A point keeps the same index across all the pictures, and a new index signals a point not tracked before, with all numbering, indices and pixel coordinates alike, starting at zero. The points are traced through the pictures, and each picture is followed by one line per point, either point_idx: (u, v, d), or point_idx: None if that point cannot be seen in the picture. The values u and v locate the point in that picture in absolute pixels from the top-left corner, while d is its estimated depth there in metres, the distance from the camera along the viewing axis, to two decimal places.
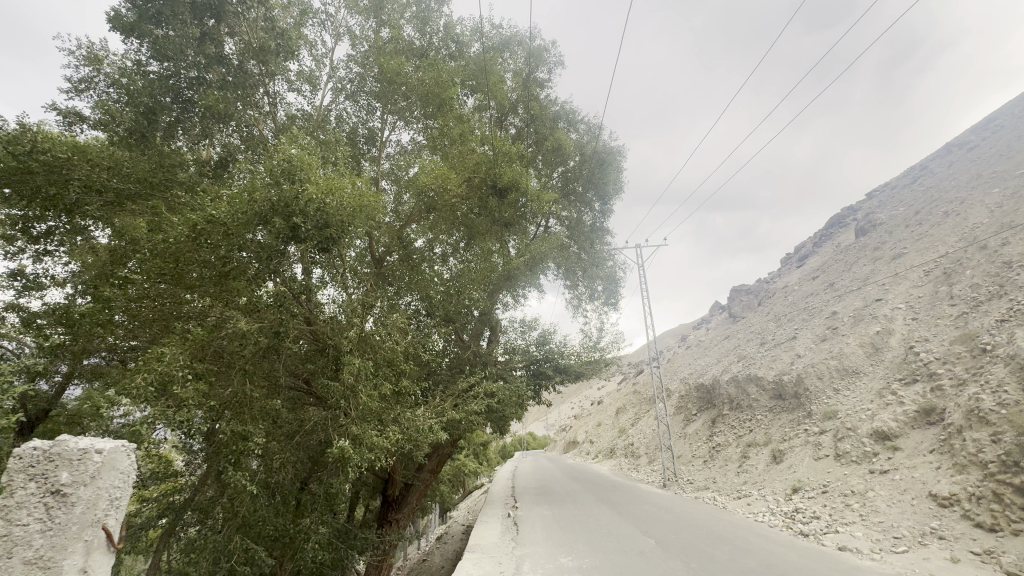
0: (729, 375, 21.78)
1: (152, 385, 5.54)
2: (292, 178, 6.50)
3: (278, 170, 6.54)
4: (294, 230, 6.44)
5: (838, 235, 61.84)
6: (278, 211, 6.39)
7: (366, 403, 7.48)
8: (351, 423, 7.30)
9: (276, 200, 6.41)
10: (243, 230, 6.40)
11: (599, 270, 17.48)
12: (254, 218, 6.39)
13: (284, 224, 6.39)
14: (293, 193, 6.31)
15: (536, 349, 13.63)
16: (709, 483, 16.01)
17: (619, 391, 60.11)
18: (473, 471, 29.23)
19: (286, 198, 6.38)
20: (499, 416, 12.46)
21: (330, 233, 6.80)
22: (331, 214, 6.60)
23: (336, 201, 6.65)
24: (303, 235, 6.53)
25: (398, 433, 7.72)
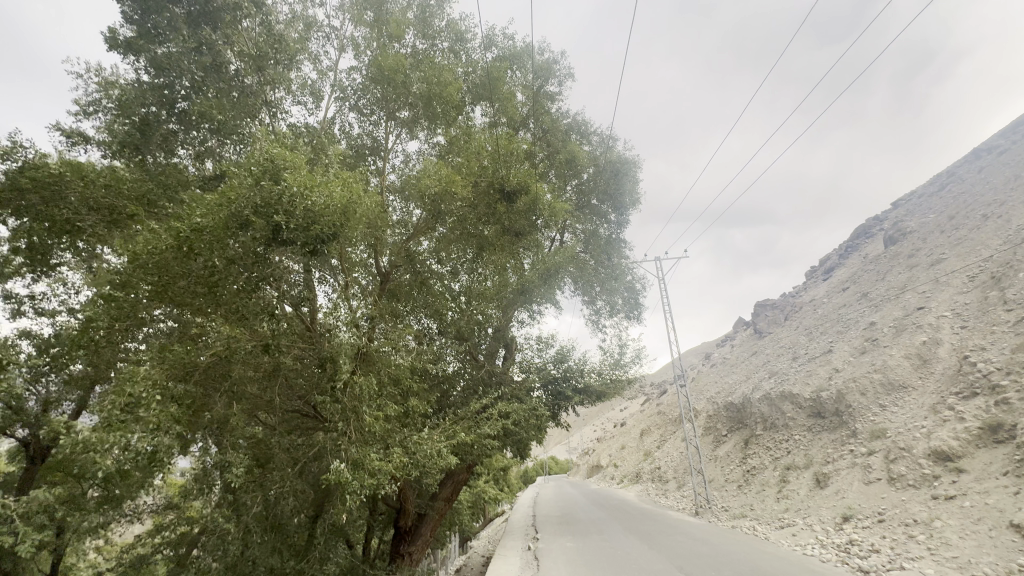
0: (760, 393, 20.55)
1: (120, 409, 5.10)
2: (277, 175, 5.88)
3: (260, 167, 5.89)
4: (278, 233, 5.83)
5: (866, 245, 59.73)
6: (260, 212, 5.76)
7: (369, 423, 6.91)
8: (350, 447, 6.70)
9: (257, 197, 5.74)
10: (226, 235, 5.74)
11: (617, 283, 16.80)
12: (234, 220, 5.75)
13: (266, 225, 5.73)
14: (273, 191, 5.69)
15: (554, 367, 12.90)
16: (745, 510, 14.80)
17: (642, 411, 58.22)
18: (493, 498, 28.13)
19: (268, 197, 5.70)
20: (516, 439, 11.70)
21: (319, 234, 6.06)
22: (318, 213, 5.90)
23: (324, 198, 5.91)
24: (288, 237, 5.88)
25: (403, 458, 7.10)
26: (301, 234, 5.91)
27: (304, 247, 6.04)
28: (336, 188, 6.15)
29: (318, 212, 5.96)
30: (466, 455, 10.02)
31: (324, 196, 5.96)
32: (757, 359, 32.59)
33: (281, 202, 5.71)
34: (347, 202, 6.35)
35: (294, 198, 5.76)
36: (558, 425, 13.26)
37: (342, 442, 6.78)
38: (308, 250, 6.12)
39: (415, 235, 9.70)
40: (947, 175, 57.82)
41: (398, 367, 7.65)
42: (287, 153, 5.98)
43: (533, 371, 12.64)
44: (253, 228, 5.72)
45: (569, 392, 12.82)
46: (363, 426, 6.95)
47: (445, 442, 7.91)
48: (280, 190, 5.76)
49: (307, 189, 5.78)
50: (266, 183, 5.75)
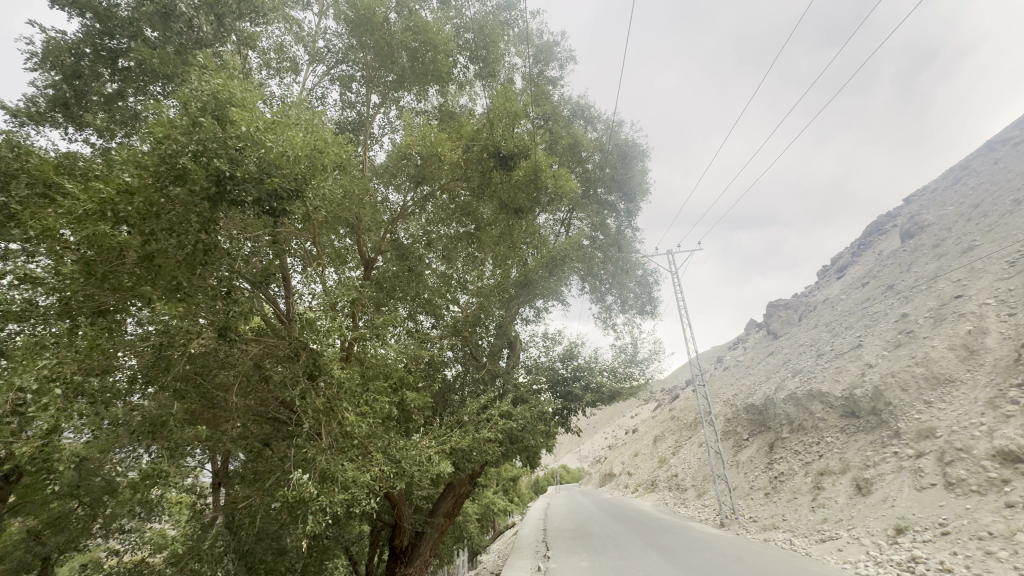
0: (784, 393, 19.24)
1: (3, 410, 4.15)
2: (216, 113, 4.55)
3: (198, 101, 4.56)
4: (222, 185, 4.52)
5: (881, 241, 58.11)
6: (198, 159, 4.44)
7: (349, 426, 5.76)
8: (320, 453, 5.61)
9: (194, 142, 4.42)
10: (156, 191, 4.52)
11: (628, 277, 15.69)
12: (167, 172, 4.47)
13: (206, 178, 4.45)
14: (212, 131, 4.39)
15: (563, 366, 11.77)
16: (777, 520, 13.48)
17: (654, 416, 56.64)
18: (503, 510, 26.79)
19: (207, 138, 4.41)
20: (522, 445, 10.56)
21: (273, 189, 4.72)
22: (274, 160, 4.65)
23: (282, 144, 4.75)
24: (235, 192, 4.59)
25: (386, 467, 6.02)
26: (252, 188, 4.60)
27: (258, 206, 4.76)
28: (297, 132, 4.99)
29: (274, 162, 4.71)
30: (466, 464, 8.89)
31: (282, 141, 4.79)
32: (775, 359, 31.20)
33: (223, 145, 4.43)
34: (310, 149, 5.06)
35: (240, 140, 4.45)
36: (568, 430, 12.09)
37: (313, 449, 5.64)
38: (263, 211, 4.87)
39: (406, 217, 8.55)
40: (963, 166, 56.11)
41: (388, 359, 6.35)
42: (236, 84, 4.73)
43: (540, 371, 11.50)
44: (189, 181, 4.46)
45: (579, 393, 11.68)
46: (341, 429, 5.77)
47: (439, 447, 6.81)
48: (223, 129, 4.45)
49: (259, 129, 4.58)
50: (203, 120, 4.37)
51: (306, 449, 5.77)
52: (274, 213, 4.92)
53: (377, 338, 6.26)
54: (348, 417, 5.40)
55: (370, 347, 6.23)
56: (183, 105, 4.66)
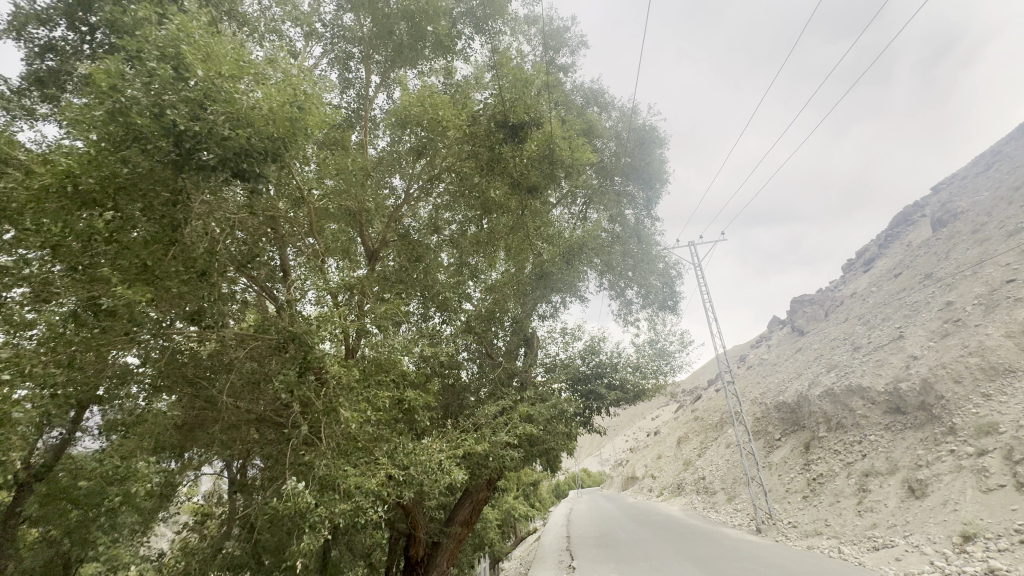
0: (819, 389, 18.15)
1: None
2: (169, 59, 3.83)
3: (155, 49, 3.89)
4: (180, 143, 3.83)
5: (910, 232, 55.84)
6: (151, 113, 3.77)
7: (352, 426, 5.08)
8: (318, 457, 4.91)
9: (148, 94, 3.78)
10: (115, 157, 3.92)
11: (649, 269, 14.92)
12: (124, 133, 3.86)
13: (163, 136, 3.81)
14: (164, 78, 3.74)
15: (584, 363, 11.04)
16: (819, 526, 12.51)
17: (676, 418, 55.24)
18: (524, 516, 26.07)
19: (159, 88, 3.75)
20: (542, 448, 9.90)
21: (240, 146, 4.00)
22: (246, 114, 3.96)
23: (258, 102, 4.03)
24: (197, 152, 3.91)
25: (394, 472, 5.39)
26: (217, 145, 3.91)
27: (227, 167, 4.06)
28: (277, 87, 4.29)
29: (245, 117, 4.01)
30: (484, 467, 8.27)
31: (255, 94, 4.07)
32: (804, 355, 29.86)
33: (181, 97, 3.76)
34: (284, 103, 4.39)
35: (199, 89, 3.78)
36: (591, 431, 11.37)
37: (312, 453, 5.01)
38: (235, 175, 4.15)
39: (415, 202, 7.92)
40: (996, 150, 53.62)
41: (390, 349, 5.58)
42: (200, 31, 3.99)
43: (559, 369, 10.83)
44: (145, 141, 3.81)
45: (602, 392, 10.96)
46: (342, 430, 5.09)
47: (453, 449, 6.17)
48: (180, 78, 3.79)
49: (222, 77, 3.88)
50: (157, 68, 3.74)
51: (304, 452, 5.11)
52: (246, 177, 4.21)
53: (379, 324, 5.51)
54: (347, 415, 4.68)
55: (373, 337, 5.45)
56: (138, 59, 4.07)
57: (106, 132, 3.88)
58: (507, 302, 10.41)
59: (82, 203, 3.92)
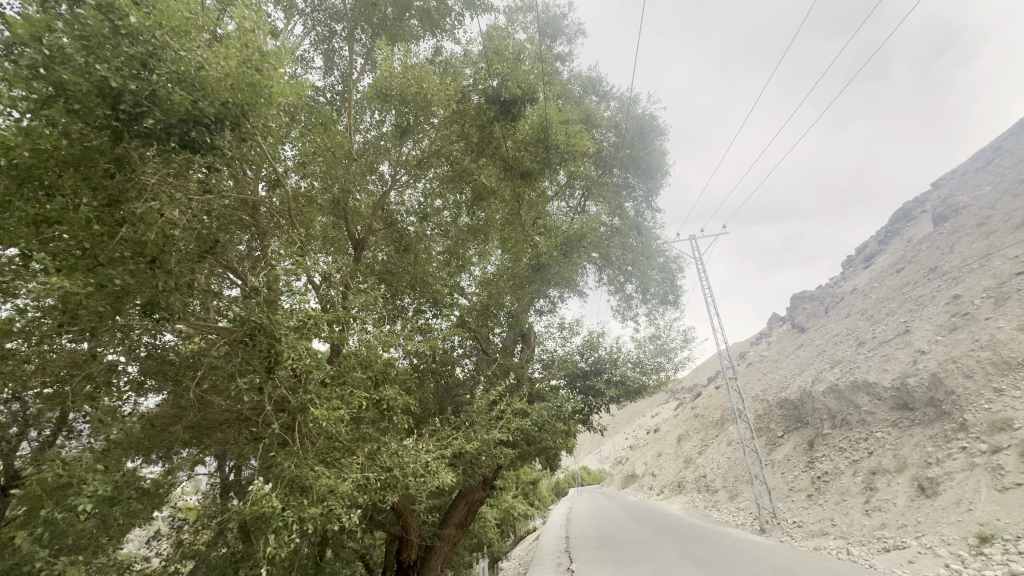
0: (823, 385, 17.79)
1: None
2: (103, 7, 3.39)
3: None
4: (118, 107, 3.36)
5: (911, 227, 55.51)
6: (81, 71, 3.30)
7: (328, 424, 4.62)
8: (291, 458, 4.44)
9: (80, 50, 3.28)
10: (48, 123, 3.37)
11: (650, 262, 14.53)
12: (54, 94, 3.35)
13: (96, 97, 3.33)
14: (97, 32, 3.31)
15: (582, 359, 10.65)
16: (825, 526, 12.15)
17: (676, 416, 54.94)
18: (523, 515, 25.74)
19: (91, 42, 3.31)
20: (538, 446, 9.52)
21: (185, 111, 3.55)
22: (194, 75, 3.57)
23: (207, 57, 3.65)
24: (137, 117, 3.43)
25: (376, 474, 4.98)
26: (158, 109, 3.45)
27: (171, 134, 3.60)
28: (232, 45, 3.89)
29: (196, 79, 3.60)
30: (477, 468, 7.87)
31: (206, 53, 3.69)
32: (806, 352, 29.51)
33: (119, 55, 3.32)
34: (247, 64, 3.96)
35: (142, 45, 3.34)
36: (590, 430, 10.99)
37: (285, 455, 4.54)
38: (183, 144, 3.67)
39: (404, 188, 7.49)
40: (997, 145, 53.25)
41: (372, 340, 5.14)
42: None
43: (557, 365, 10.44)
44: (76, 104, 3.32)
45: (601, 388, 10.56)
46: (318, 428, 4.63)
47: (442, 449, 5.73)
48: (117, 31, 3.35)
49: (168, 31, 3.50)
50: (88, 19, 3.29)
51: (277, 453, 4.66)
52: (196, 149, 3.74)
53: (360, 313, 5.04)
54: (320, 413, 4.21)
55: (353, 328, 4.99)
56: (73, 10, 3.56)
57: (42, 92, 3.42)
58: (503, 295, 10.00)
59: (22, 179, 3.44)
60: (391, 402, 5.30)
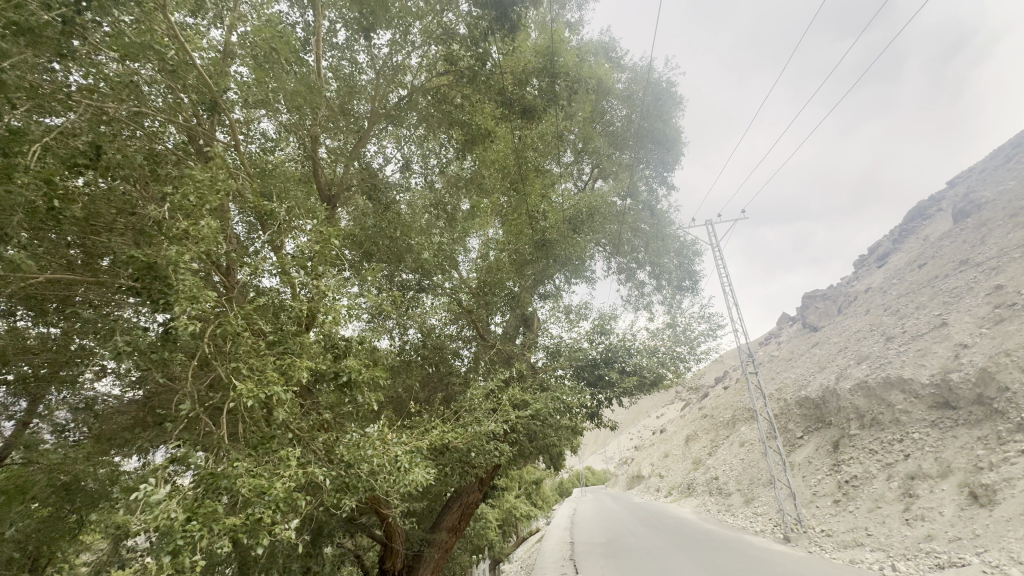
0: (849, 382, 16.55)
1: None
2: None
3: None
4: None
5: (928, 224, 53.82)
6: None
7: (263, 405, 3.53)
8: (210, 454, 3.27)
9: None
10: None
11: (665, 245, 13.31)
12: None
13: None
14: None
15: (592, 347, 9.44)
16: (857, 535, 11.02)
17: (682, 416, 53.56)
18: (524, 517, 24.62)
19: None
20: (541, 441, 8.47)
21: None
22: None
23: None
24: None
25: (331, 469, 3.86)
26: None
27: None
28: None
29: None
30: (470, 466, 6.76)
31: None
32: (822, 350, 28.16)
33: None
34: None
35: None
36: (599, 425, 9.87)
37: (203, 447, 3.39)
38: None
39: (388, 138, 6.40)
40: (1020, 139, 51.51)
41: (331, 301, 4.01)
42: None
43: (563, 352, 9.33)
44: None
45: (613, 380, 9.42)
46: (251, 410, 3.51)
47: (420, 441, 4.59)
48: None
49: None
50: None
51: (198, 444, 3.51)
52: None
53: (318, 267, 3.90)
54: (242, 386, 3.09)
55: (305, 282, 3.83)
56: None
57: None
58: (502, 272, 8.83)
59: None
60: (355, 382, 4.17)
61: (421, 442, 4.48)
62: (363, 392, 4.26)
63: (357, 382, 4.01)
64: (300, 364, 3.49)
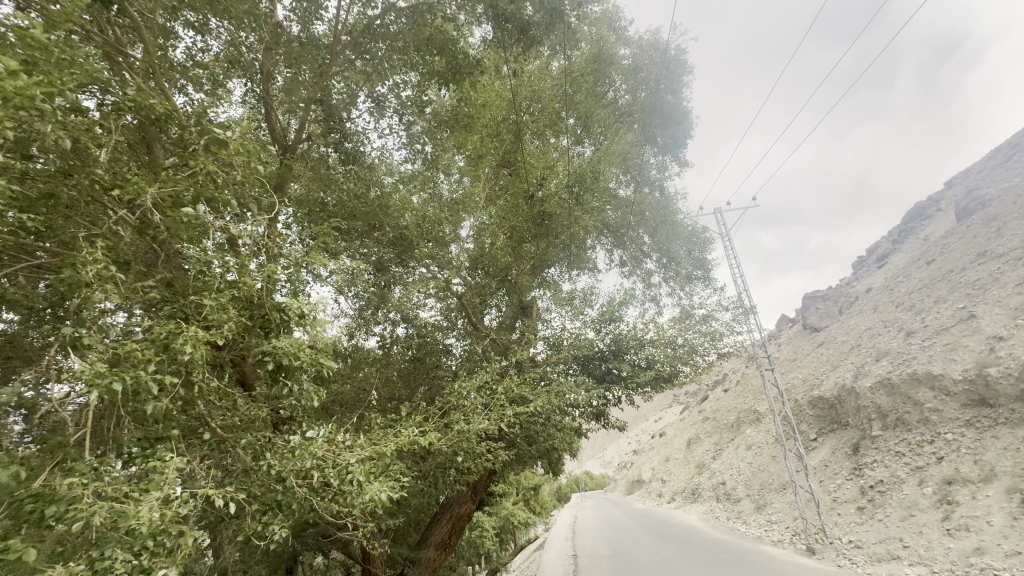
0: (868, 380, 15.52)
1: None
2: None
3: None
4: None
5: (931, 223, 53.12)
6: None
7: (137, 393, 2.57)
8: (47, 462, 2.23)
9: None
10: None
11: (677, 228, 12.14)
12: None
13: None
14: None
15: (599, 337, 8.29)
16: (890, 547, 9.94)
17: (682, 419, 52.42)
18: (522, 524, 23.39)
19: None
20: (541, 443, 7.38)
21: None
22: None
23: None
24: None
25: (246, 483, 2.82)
26: None
27: None
28: None
29: None
30: (458, 474, 5.63)
31: None
32: (830, 349, 27.18)
33: None
34: None
35: None
36: (606, 426, 8.76)
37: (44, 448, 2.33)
38: None
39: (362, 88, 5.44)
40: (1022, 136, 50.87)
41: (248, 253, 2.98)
42: None
43: (566, 343, 8.21)
44: None
45: (622, 375, 8.32)
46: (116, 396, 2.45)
47: (384, 445, 3.48)
48: None
49: None
50: None
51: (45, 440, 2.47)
52: None
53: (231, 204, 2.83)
54: (78, 369, 2.14)
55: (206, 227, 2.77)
56: None
57: None
58: (494, 251, 7.79)
59: None
60: (288, 363, 3.12)
61: (383, 448, 3.37)
62: (303, 377, 3.21)
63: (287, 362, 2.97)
64: (185, 337, 2.50)
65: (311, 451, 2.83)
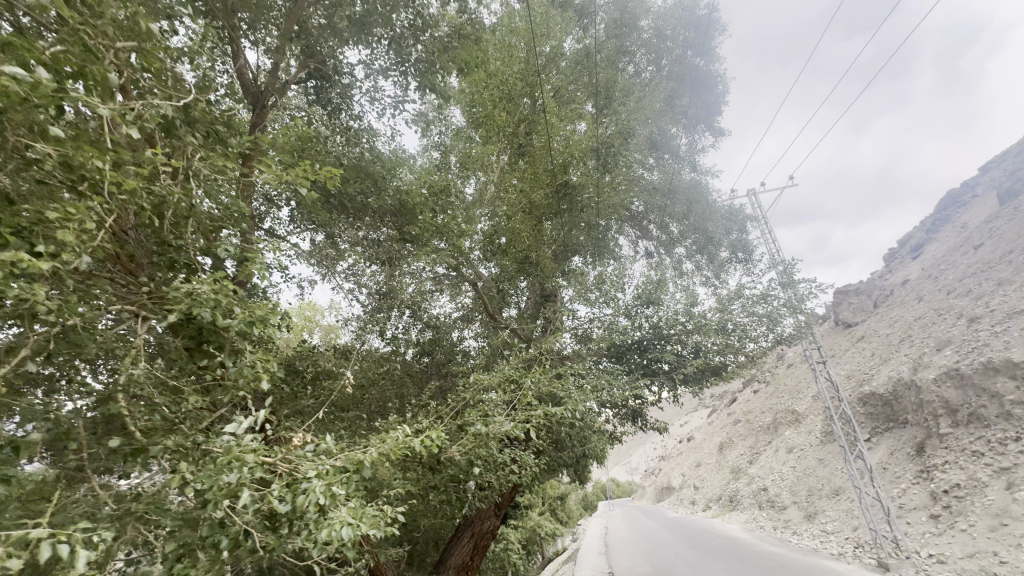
0: (931, 373, 13.98)
1: None
2: None
3: None
4: None
5: (968, 209, 50.47)
6: None
7: None
8: None
9: None
10: None
11: (711, 206, 10.97)
12: None
13: None
14: None
15: (634, 324, 7.21)
16: (984, 562, 8.54)
17: (711, 422, 50.32)
18: (548, 537, 22.08)
19: None
20: (571, 447, 6.37)
21: None
22: None
23: None
24: None
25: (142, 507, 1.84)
26: None
27: None
28: None
29: None
30: (479, 489, 4.63)
31: None
32: (872, 343, 25.44)
33: None
34: None
35: None
36: (643, 427, 7.66)
37: None
38: None
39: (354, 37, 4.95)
40: None
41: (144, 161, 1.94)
42: None
43: (595, 332, 7.20)
44: None
45: (661, 368, 7.25)
46: None
47: (363, 452, 2.46)
48: None
49: None
50: None
51: None
52: None
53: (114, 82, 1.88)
54: None
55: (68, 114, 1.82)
56: None
57: None
58: (513, 229, 6.84)
59: None
60: (214, 324, 2.16)
61: (360, 455, 2.37)
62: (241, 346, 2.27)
63: (204, 320, 1.98)
64: None
65: (239, 462, 1.85)
